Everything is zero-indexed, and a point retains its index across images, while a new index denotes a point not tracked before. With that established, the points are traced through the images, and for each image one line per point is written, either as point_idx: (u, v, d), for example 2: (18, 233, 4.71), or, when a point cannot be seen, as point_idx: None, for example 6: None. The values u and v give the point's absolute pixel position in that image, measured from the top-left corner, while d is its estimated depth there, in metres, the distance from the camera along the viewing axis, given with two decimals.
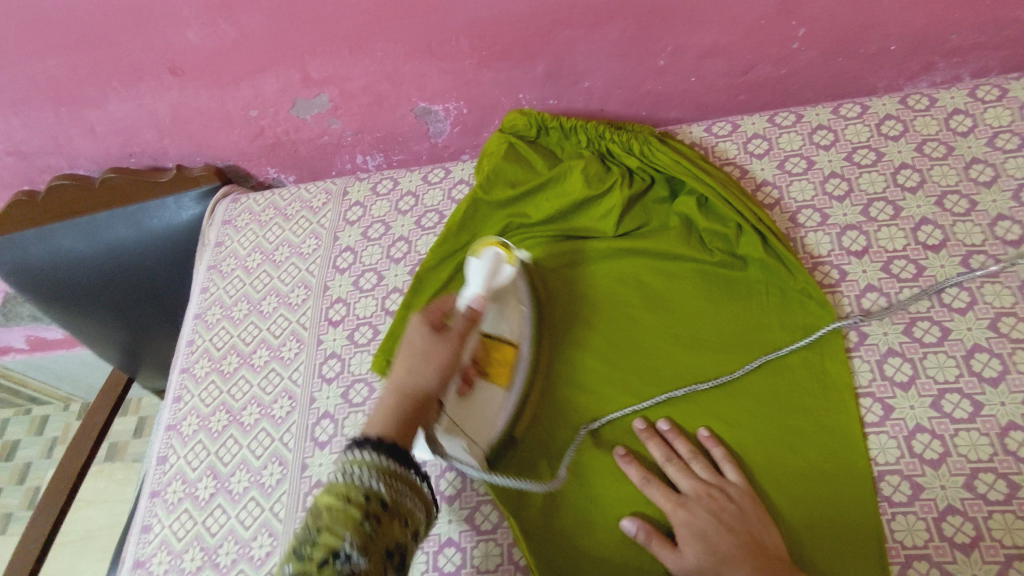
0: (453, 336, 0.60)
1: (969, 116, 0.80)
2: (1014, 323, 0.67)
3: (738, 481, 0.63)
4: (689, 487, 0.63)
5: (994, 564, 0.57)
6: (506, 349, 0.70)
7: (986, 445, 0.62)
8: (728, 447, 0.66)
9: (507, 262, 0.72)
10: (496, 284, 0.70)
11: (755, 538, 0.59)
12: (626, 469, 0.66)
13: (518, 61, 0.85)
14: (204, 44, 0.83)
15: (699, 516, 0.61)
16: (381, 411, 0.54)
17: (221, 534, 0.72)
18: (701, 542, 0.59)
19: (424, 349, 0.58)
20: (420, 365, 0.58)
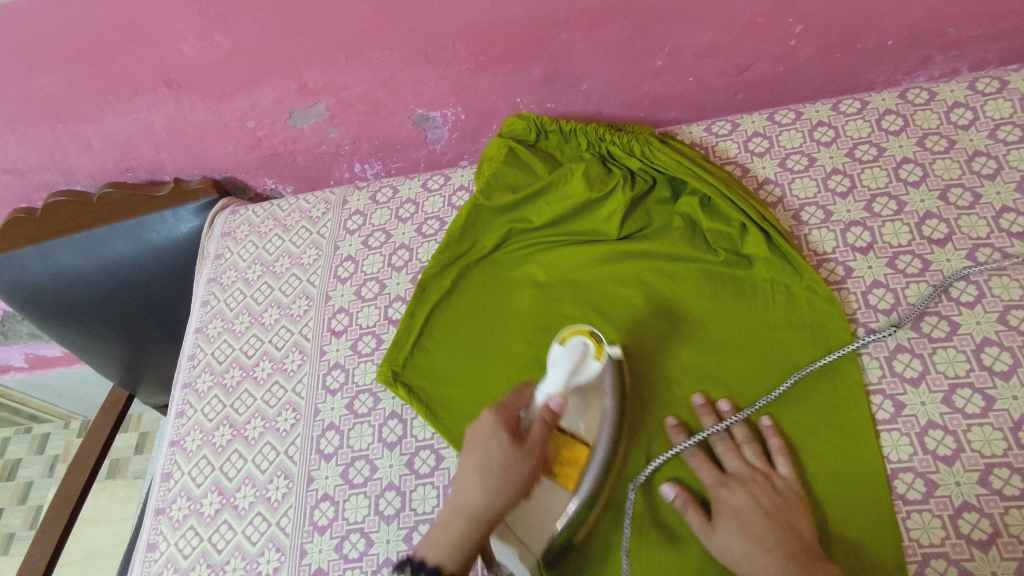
0: (522, 450, 0.58)
1: (969, 109, 0.79)
2: (1023, 316, 0.67)
3: (788, 475, 0.63)
4: (736, 468, 0.64)
5: (1012, 560, 0.57)
6: (580, 448, 0.64)
7: (1000, 440, 0.61)
8: (787, 439, 0.65)
9: (596, 355, 0.64)
10: (579, 378, 0.64)
11: (793, 528, 0.59)
12: (675, 437, 0.67)
13: (515, 65, 0.84)
14: (199, 56, 0.83)
15: (741, 498, 0.61)
16: (440, 536, 0.57)
17: (227, 550, 0.72)
18: (736, 523, 0.60)
19: (494, 466, 0.58)
20: (485, 482, 0.57)
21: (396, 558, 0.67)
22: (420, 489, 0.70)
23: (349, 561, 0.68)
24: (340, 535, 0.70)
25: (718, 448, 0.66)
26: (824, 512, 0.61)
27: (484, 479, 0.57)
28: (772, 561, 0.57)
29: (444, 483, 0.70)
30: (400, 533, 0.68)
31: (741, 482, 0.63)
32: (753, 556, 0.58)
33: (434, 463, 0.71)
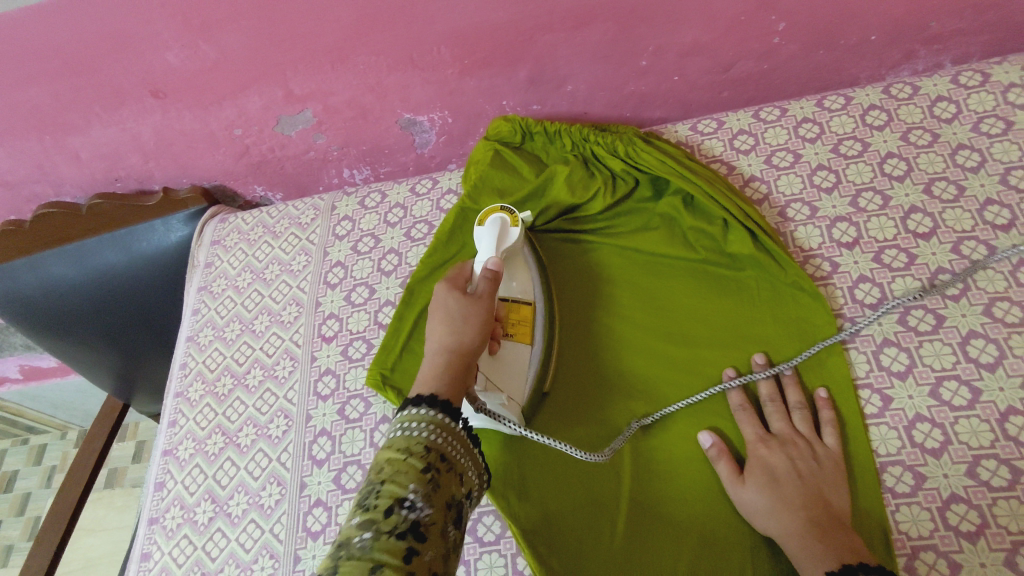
0: (478, 296, 0.64)
1: (953, 103, 0.80)
2: (1009, 308, 0.67)
3: (831, 446, 0.63)
4: (780, 429, 0.65)
5: (1000, 551, 0.57)
6: (523, 307, 0.71)
7: (987, 432, 0.62)
8: (839, 414, 0.66)
9: (512, 224, 0.74)
10: (505, 246, 0.73)
11: (822, 494, 0.60)
12: (728, 391, 0.68)
13: (500, 68, 0.85)
14: (184, 66, 0.83)
15: (777, 456, 0.63)
16: (428, 375, 0.58)
17: (221, 557, 0.72)
18: (766, 479, 0.61)
19: (455, 312, 0.62)
20: (458, 325, 0.61)
21: None
22: None
23: None
24: (333, 541, 0.70)
25: (767, 409, 0.67)
26: (856, 487, 0.62)
27: (451, 320, 0.61)
28: (791, 518, 0.58)
29: None
30: None
31: (781, 442, 0.64)
32: (773, 514, 0.59)
33: None
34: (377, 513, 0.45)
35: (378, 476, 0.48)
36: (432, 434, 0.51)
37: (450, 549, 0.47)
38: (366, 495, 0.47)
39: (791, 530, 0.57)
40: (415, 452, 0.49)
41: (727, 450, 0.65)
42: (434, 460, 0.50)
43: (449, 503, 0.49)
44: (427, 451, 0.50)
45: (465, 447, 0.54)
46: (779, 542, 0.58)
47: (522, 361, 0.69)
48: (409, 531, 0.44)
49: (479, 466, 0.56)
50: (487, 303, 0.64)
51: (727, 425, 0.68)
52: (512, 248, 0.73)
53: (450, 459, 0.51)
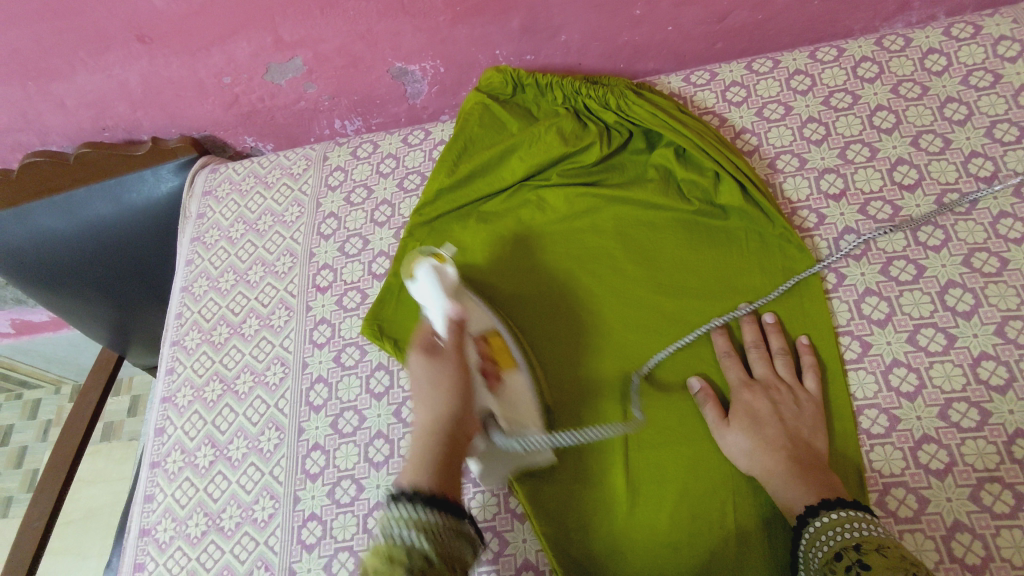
0: (447, 355, 0.61)
1: (943, 55, 0.80)
2: (987, 258, 0.69)
3: (812, 391, 0.66)
4: (762, 374, 0.68)
5: (965, 487, 0.60)
6: (494, 337, 0.68)
7: (959, 375, 0.64)
8: (819, 358, 0.68)
9: (445, 262, 0.68)
10: (455, 287, 0.67)
11: (799, 434, 0.63)
12: (715, 338, 0.70)
13: (492, 16, 0.84)
14: (170, 9, 0.81)
15: (760, 401, 0.65)
16: (415, 463, 0.54)
17: (223, 499, 0.74)
18: (749, 419, 0.64)
19: (429, 379, 0.60)
20: (431, 400, 0.58)
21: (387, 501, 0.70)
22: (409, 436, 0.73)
23: (341, 506, 0.71)
24: (332, 482, 0.72)
25: (751, 354, 0.69)
26: (835, 430, 0.65)
27: (432, 390, 0.59)
28: (773, 457, 0.62)
29: None
30: (390, 478, 0.71)
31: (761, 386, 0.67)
32: (755, 452, 0.63)
33: None
34: None
35: None
36: (419, 536, 0.49)
37: None
38: None
39: (770, 464, 0.61)
40: (399, 558, 0.47)
41: (713, 394, 0.68)
42: (425, 563, 0.47)
43: None
44: (411, 553, 0.48)
45: (456, 530, 0.52)
46: (763, 482, 0.61)
47: (522, 390, 0.66)
48: None
49: (474, 538, 0.54)
50: (456, 360, 0.61)
51: (710, 366, 0.70)
52: (457, 286, 0.68)
53: (443, 560, 0.49)
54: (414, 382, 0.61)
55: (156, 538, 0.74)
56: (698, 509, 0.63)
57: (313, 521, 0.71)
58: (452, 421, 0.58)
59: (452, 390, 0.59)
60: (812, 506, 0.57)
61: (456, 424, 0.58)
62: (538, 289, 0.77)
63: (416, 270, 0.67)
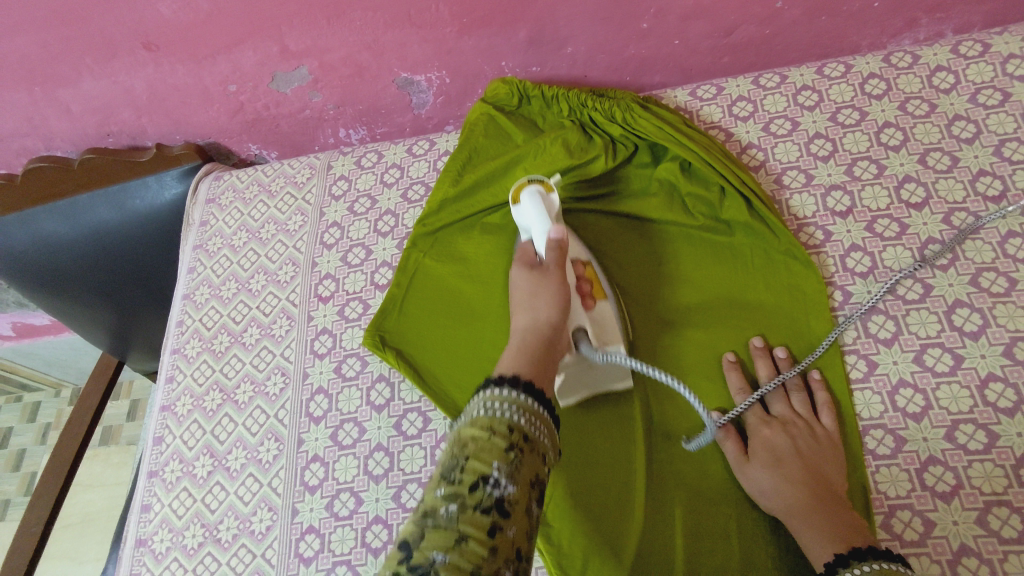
0: (552, 272, 0.65)
1: (951, 73, 0.80)
2: (995, 278, 0.68)
3: (829, 427, 0.65)
4: (781, 412, 0.67)
5: (972, 510, 0.59)
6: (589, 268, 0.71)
7: (967, 397, 0.63)
8: (833, 395, 0.67)
9: (548, 193, 0.70)
10: (555, 215, 0.70)
11: (816, 468, 0.62)
12: (728, 374, 0.69)
13: (499, 28, 0.83)
14: (177, 17, 0.81)
15: (778, 436, 0.65)
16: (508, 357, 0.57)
17: (220, 510, 0.73)
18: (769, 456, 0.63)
19: (531, 291, 0.64)
20: (533, 304, 0.63)
21: (386, 514, 0.69)
22: (408, 449, 0.72)
23: (339, 519, 0.70)
24: (330, 495, 0.71)
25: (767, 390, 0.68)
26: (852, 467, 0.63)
27: (537, 298, 0.63)
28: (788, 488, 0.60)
29: (432, 444, 0.72)
30: (389, 491, 0.70)
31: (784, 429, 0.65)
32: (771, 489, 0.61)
33: (422, 425, 0.73)
34: (463, 487, 0.44)
35: (463, 451, 0.47)
36: (517, 416, 0.50)
37: (534, 525, 0.46)
38: (448, 469, 0.46)
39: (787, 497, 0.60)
40: (499, 431, 0.48)
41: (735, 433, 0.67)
42: (519, 441, 0.48)
43: (532, 483, 0.47)
44: (510, 432, 0.48)
45: (548, 431, 0.52)
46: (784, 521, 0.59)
47: (610, 315, 0.69)
48: (494, 508, 0.44)
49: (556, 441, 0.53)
50: (560, 278, 0.64)
51: (721, 391, 0.69)
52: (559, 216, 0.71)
53: (533, 439, 0.49)
54: (517, 291, 0.66)
55: (152, 548, 0.74)
56: (709, 538, 0.62)
57: (311, 534, 0.70)
58: (553, 330, 0.61)
59: (556, 292, 0.63)
60: (840, 555, 0.54)
61: (554, 331, 0.61)
62: None
63: (523, 196, 0.70)
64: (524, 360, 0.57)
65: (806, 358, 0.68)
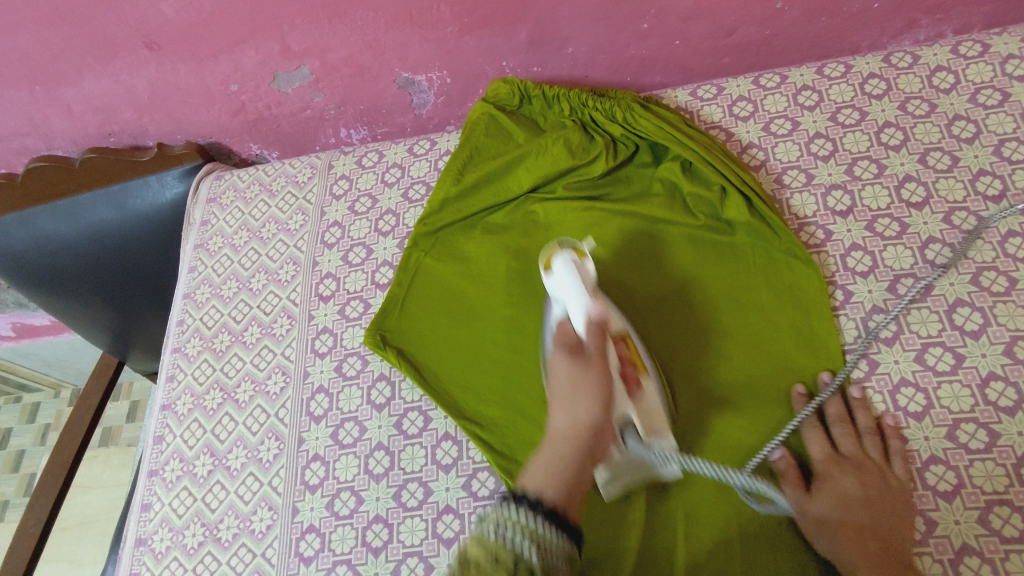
0: (595, 358, 0.58)
1: (951, 73, 0.80)
2: (995, 277, 0.68)
3: (901, 476, 0.61)
4: (851, 451, 0.63)
5: (974, 509, 0.59)
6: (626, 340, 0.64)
7: (968, 396, 0.63)
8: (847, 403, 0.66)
9: (583, 260, 0.67)
10: (591, 287, 0.65)
11: (885, 516, 0.58)
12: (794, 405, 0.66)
13: (500, 28, 0.84)
14: (179, 17, 0.81)
15: (847, 478, 0.61)
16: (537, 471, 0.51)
17: (221, 509, 0.73)
18: (833, 495, 0.60)
19: (572, 382, 0.57)
20: (576, 398, 0.55)
21: (387, 514, 0.69)
22: (409, 449, 0.72)
23: (340, 518, 0.70)
24: (331, 494, 0.71)
25: (835, 429, 0.65)
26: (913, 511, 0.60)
27: (579, 390, 0.56)
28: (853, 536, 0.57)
29: (432, 443, 0.72)
30: (389, 491, 0.70)
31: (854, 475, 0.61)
32: (831, 533, 0.58)
33: (422, 424, 0.73)
34: None
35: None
36: (530, 547, 0.45)
37: None
38: None
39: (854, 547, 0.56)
40: (504, 562, 0.43)
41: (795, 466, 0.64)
42: None
43: None
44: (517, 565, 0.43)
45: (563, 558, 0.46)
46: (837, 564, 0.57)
47: (656, 400, 0.62)
48: None
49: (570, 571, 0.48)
50: (603, 365, 0.57)
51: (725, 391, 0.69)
52: (595, 285, 0.66)
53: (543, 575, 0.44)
54: (555, 382, 0.58)
55: (152, 547, 0.74)
56: (712, 540, 0.62)
57: (312, 533, 0.70)
58: (596, 433, 0.54)
59: (600, 386, 0.56)
60: None
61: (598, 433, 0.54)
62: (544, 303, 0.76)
63: (554, 265, 0.66)
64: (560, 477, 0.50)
65: (808, 356, 0.68)
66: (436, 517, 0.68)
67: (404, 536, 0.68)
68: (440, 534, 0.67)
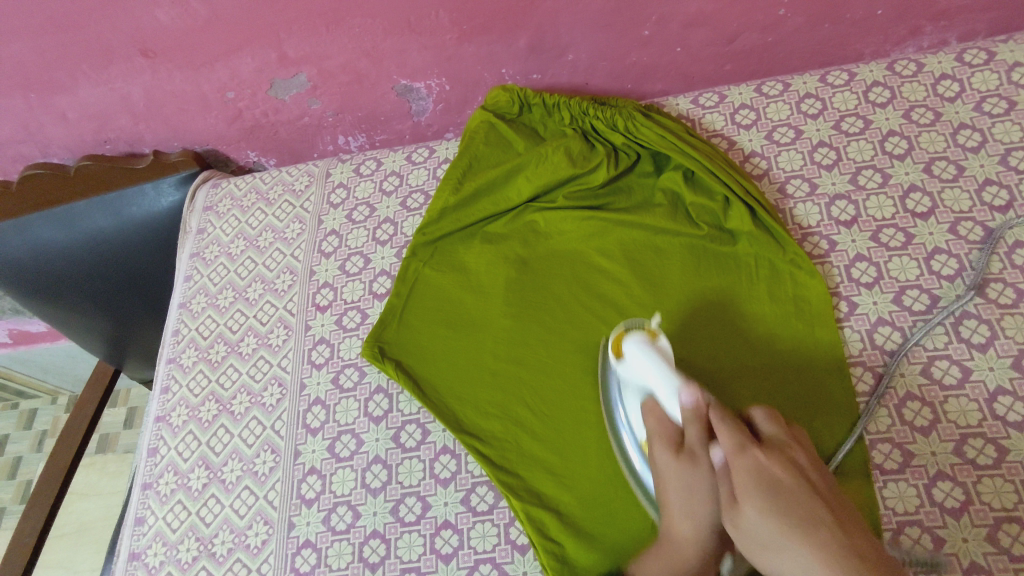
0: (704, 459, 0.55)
1: (957, 81, 0.79)
2: (1002, 289, 0.67)
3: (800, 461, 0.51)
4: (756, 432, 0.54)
5: (982, 527, 0.58)
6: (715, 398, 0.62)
7: (975, 411, 0.62)
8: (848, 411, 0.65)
9: (653, 338, 0.64)
10: (671, 364, 0.62)
11: (832, 510, 0.47)
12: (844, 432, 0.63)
13: (499, 35, 0.83)
14: (174, 24, 0.80)
15: (745, 471, 0.50)
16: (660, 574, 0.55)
17: (215, 523, 0.72)
18: (769, 503, 0.48)
19: (685, 487, 0.55)
20: (689, 508, 0.55)
21: (384, 529, 0.68)
22: (407, 462, 0.71)
23: (337, 533, 0.69)
24: (327, 508, 0.70)
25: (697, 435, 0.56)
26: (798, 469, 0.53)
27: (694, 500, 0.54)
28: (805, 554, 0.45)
29: (431, 456, 0.71)
30: (387, 505, 0.69)
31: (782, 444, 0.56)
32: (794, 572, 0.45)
33: (421, 437, 0.72)
34: None
35: None
36: None
37: None
38: None
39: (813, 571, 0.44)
40: None
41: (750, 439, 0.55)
42: None
43: None
44: None
45: None
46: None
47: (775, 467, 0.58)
48: None
49: None
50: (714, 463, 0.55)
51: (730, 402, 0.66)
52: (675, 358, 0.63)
53: None
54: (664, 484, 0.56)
55: (146, 562, 0.72)
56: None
57: (308, 548, 0.69)
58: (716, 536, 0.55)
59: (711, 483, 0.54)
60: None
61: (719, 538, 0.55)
62: (544, 314, 0.75)
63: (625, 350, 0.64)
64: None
65: (814, 369, 0.67)
66: (434, 532, 0.67)
67: (402, 551, 0.66)
68: (438, 549, 0.66)
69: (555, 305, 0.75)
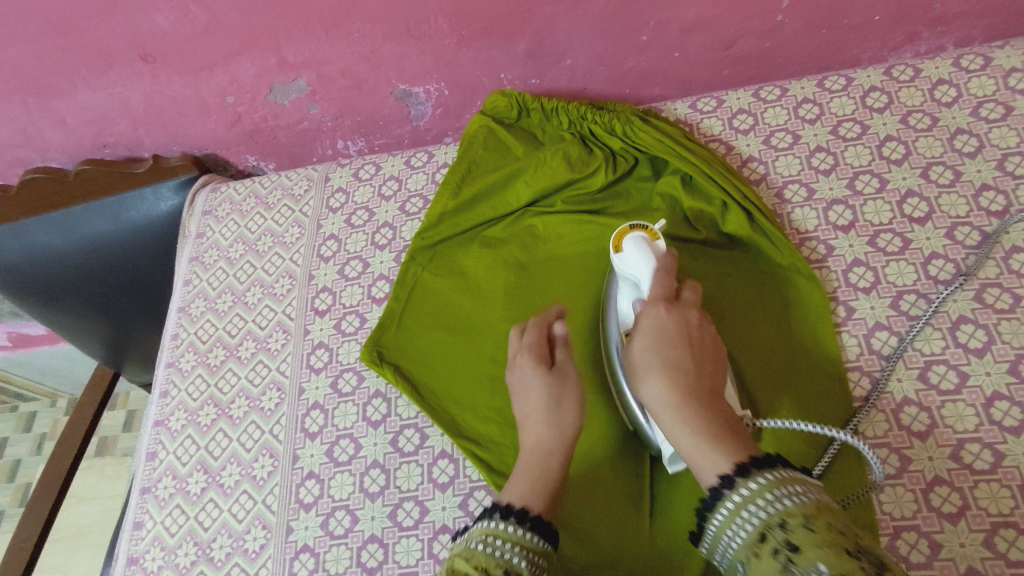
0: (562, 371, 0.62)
1: (953, 86, 0.79)
2: (999, 294, 0.67)
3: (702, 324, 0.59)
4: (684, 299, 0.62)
5: (979, 532, 0.58)
6: None
7: (972, 416, 0.62)
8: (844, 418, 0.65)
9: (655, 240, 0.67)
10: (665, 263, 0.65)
11: (705, 368, 0.56)
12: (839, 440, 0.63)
13: (498, 40, 0.83)
14: (174, 29, 0.81)
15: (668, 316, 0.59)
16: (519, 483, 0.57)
17: (214, 527, 0.72)
18: (658, 338, 0.57)
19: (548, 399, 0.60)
20: (552, 419, 0.60)
21: (382, 534, 0.68)
22: (405, 467, 0.71)
23: (335, 537, 0.69)
24: (325, 513, 0.70)
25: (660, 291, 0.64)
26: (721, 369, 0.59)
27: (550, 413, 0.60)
28: (663, 390, 0.54)
29: (429, 461, 0.71)
30: (385, 509, 0.69)
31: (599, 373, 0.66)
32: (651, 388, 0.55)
33: (419, 442, 0.72)
34: None
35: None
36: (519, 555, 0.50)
37: None
38: None
39: (663, 399, 0.54)
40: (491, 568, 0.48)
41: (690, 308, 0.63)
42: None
43: None
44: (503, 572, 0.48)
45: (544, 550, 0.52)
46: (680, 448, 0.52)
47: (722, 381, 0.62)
48: None
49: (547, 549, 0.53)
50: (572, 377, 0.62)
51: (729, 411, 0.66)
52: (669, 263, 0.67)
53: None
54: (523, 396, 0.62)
55: (144, 566, 0.72)
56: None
57: (306, 553, 0.69)
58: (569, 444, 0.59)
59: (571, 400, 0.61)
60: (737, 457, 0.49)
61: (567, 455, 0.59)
62: None
63: (625, 243, 0.66)
64: (542, 488, 0.56)
65: (812, 376, 0.67)
66: (432, 537, 0.67)
67: (400, 556, 0.67)
68: (435, 554, 0.66)
69: (553, 311, 0.75)
